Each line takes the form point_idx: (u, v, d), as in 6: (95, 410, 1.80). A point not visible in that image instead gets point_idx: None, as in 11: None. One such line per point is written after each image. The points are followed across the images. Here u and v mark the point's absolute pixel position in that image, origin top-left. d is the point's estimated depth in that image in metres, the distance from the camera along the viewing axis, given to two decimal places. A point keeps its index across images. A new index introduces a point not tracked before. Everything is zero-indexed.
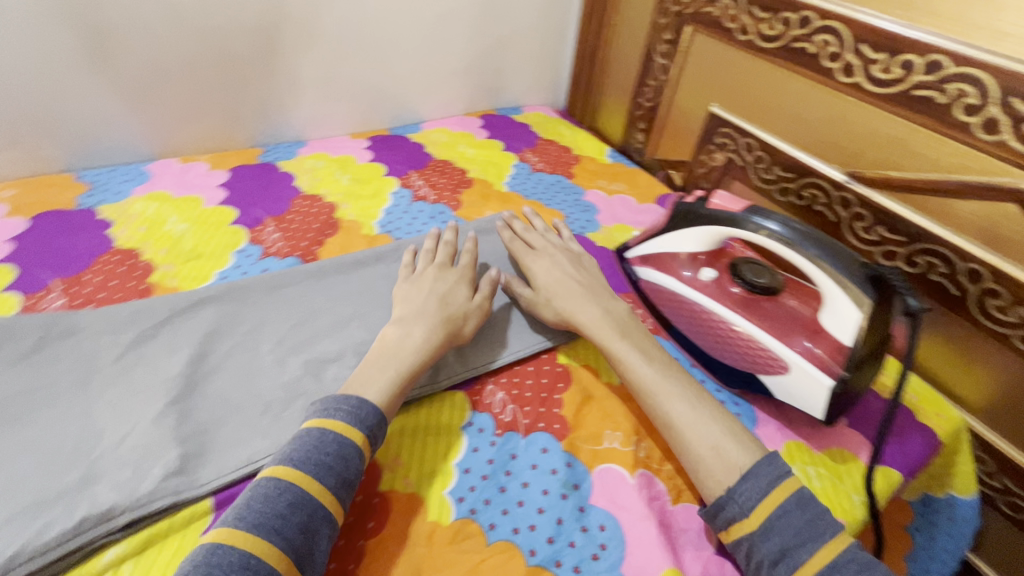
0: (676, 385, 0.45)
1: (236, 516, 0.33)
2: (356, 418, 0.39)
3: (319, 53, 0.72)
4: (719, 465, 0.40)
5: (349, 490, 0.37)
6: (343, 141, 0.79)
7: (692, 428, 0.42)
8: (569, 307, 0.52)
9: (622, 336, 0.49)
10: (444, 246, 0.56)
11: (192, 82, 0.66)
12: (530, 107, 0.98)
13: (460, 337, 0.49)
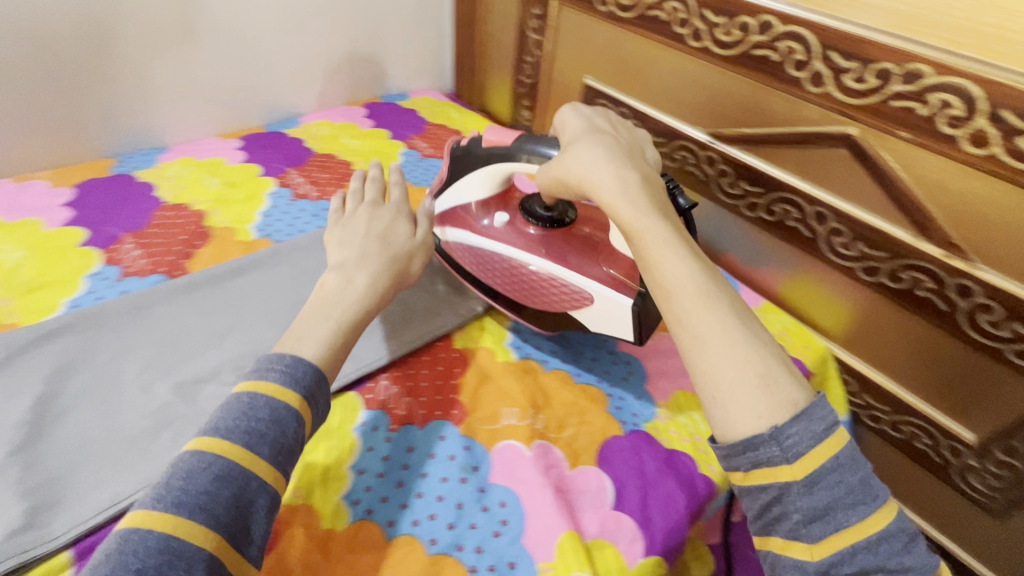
0: (714, 289, 0.42)
1: (152, 497, 0.35)
2: (290, 378, 0.42)
3: (170, 53, 0.81)
4: (764, 392, 0.38)
5: (287, 455, 0.39)
6: (212, 143, 0.89)
7: (728, 346, 0.39)
8: (588, 176, 0.49)
9: (653, 223, 0.45)
10: (371, 183, 0.61)
11: (13, 88, 0.72)
12: (416, 92, 1.13)
13: (409, 273, 0.55)
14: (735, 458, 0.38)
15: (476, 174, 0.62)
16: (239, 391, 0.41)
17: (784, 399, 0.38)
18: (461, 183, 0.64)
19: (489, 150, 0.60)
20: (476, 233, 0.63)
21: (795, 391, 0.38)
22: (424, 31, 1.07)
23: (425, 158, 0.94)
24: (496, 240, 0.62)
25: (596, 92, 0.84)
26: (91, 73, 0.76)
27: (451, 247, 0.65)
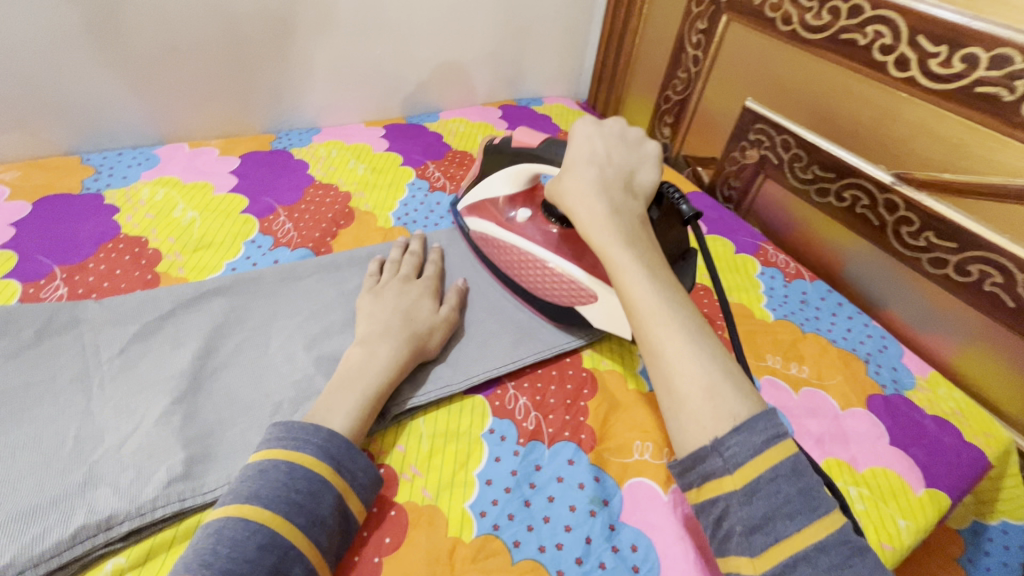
0: (673, 305, 0.41)
1: (199, 560, 0.34)
2: (325, 450, 0.41)
3: (335, 39, 0.83)
4: (708, 406, 0.36)
5: (322, 528, 0.38)
6: (358, 129, 0.92)
7: (680, 361, 0.38)
8: (571, 196, 0.48)
9: (621, 240, 0.44)
10: (409, 258, 0.62)
11: (201, 62, 0.76)
12: (551, 98, 1.10)
13: (427, 351, 0.53)
14: (688, 474, 0.37)
15: (503, 172, 0.63)
16: (274, 459, 0.40)
17: (727, 411, 0.36)
18: (490, 179, 0.65)
19: (517, 150, 0.61)
20: (497, 225, 0.64)
21: (737, 404, 0.36)
22: (571, 37, 1.04)
23: None
24: (508, 231, 0.62)
25: (755, 116, 0.78)
26: (269, 53, 0.79)
27: (478, 236, 0.66)
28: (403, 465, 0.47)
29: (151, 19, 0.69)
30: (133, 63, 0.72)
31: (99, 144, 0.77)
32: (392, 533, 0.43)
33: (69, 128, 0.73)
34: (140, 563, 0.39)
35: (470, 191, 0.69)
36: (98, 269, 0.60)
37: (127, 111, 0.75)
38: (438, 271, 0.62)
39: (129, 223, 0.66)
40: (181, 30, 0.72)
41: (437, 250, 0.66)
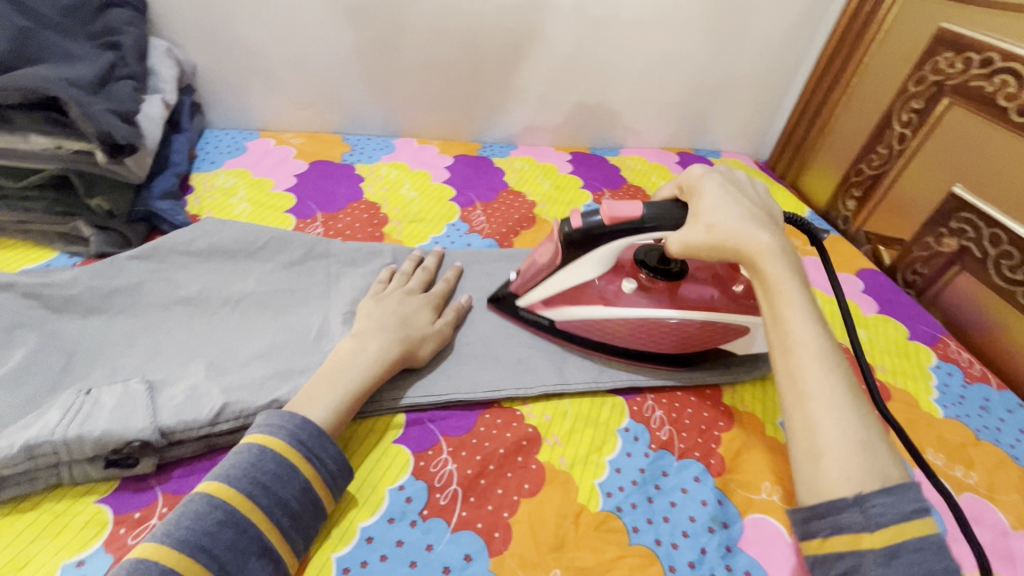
0: (835, 356, 0.41)
1: (162, 531, 0.37)
2: (294, 436, 0.43)
3: (547, 70, 0.91)
4: (859, 461, 0.37)
5: (282, 510, 0.40)
6: (548, 151, 1.00)
7: (835, 412, 0.38)
8: (735, 232, 0.47)
9: (789, 284, 0.44)
10: (420, 272, 0.64)
11: (441, 75, 0.90)
12: (728, 153, 1.10)
13: (416, 358, 0.54)
14: (816, 520, 0.37)
15: (588, 257, 0.56)
16: (250, 442, 0.42)
17: (876, 469, 0.37)
18: (577, 264, 0.57)
19: (615, 226, 0.52)
20: (597, 306, 0.60)
21: (887, 466, 0.37)
22: (765, 98, 1.05)
23: None
24: (623, 306, 0.59)
25: (961, 204, 0.74)
26: (492, 78, 0.91)
27: (570, 323, 0.60)
28: (546, 432, 0.54)
29: (415, 39, 0.85)
30: (388, 72, 0.89)
31: (352, 128, 0.95)
32: (530, 482, 0.49)
33: (338, 114, 0.93)
34: (349, 437, 0.51)
35: (535, 285, 0.61)
36: (345, 220, 0.77)
37: (376, 108, 0.93)
38: (448, 287, 0.64)
39: (370, 192, 0.83)
40: (434, 48, 0.86)
41: (455, 266, 0.67)
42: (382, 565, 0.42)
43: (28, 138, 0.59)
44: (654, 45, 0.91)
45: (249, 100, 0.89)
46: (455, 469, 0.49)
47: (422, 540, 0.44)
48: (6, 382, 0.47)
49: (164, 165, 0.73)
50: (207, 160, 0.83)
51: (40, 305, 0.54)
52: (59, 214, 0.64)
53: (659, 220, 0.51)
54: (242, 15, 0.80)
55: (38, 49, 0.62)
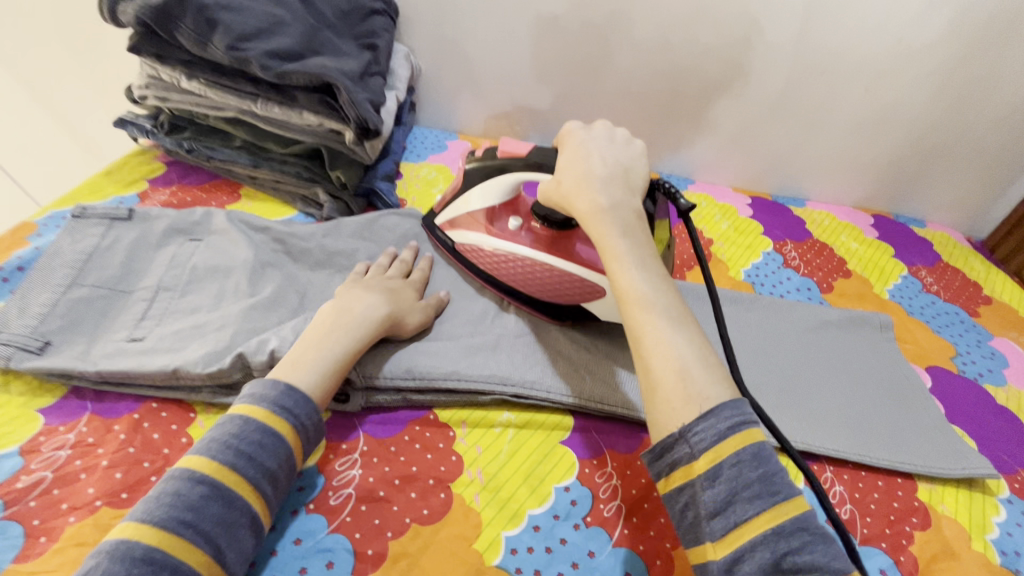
0: (659, 295, 0.43)
1: (143, 509, 0.36)
2: (276, 406, 0.43)
3: (745, 110, 0.89)
4: (679, 390, 0.38)
5: (268, 479, 0.40)
6: (727, 193, 0.97)
7: (655, 350, 0.40)
8: (572, 191, 0.50)
9: (615, 232, 0.47)
10: (398, 263, 0.62)
11: (635, 103, 0.92)
12: (933, 225, 0.99)
13: (404, 325, 0.54)
14: (656, 463, 0.38)
15: (489, 185, 0.62)
16: (233, 414, 0.42)
17: (692, 393, 0.38)
18: (482, 189, 0.63)
19: (506, 158, 0.60)
20: (485, 234, 0.63)
21: (704, 389, 0.38)
22: (995, 170, 0.92)
23: (927, 293, 0.80)
24: (500, 237, 0.62)
25: None
26: (686, 111, 0.91)
27: (464, 247, 0.64)
28: None
29: (621, 67, 0.88)
30: (586, 94, 0.92)
31: (537, 142, 1.01)
32: None
33: (528, 127, 0.99)
34: (522, 425, 0.52)
35: (449, 205, 0.67)
36: None
37: (565, 126, 0.97)
38: (426, 275, 0.62)
39: None
40: (635, 77, 0.88)
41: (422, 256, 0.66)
42: (546, 557, 0.43)
43: (302, 113, 0.69)
44: (873, 98, 0.85)
45: (457, 105, 0.99)
46: (620, 486, 0.49)
47: (584, 545, 0.45)
48: (263, 308, 0.54)
49: (386, 153, 0.83)
50: (414, 152, 0.93)
51: (283, 252, 0.62)
52: (305, 180, 0.76)
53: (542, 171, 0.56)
54: (470, 29, 0.88)
55: (322, 42, 0.71)
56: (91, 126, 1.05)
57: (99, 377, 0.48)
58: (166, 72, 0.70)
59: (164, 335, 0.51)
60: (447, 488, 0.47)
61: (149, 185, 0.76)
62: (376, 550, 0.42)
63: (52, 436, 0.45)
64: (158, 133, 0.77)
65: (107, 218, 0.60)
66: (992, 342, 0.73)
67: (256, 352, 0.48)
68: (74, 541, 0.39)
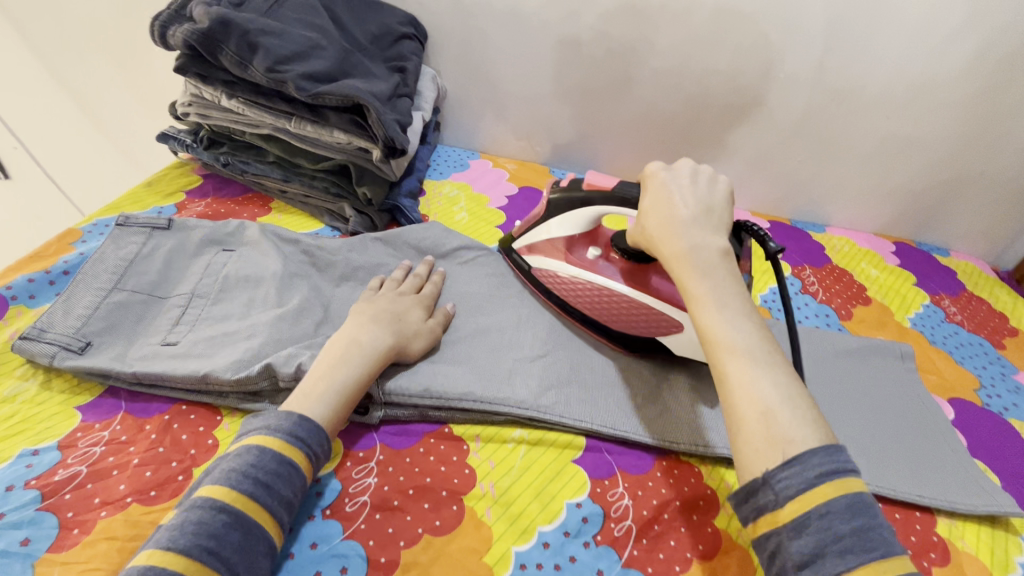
0: (744, 337, 0.42)
1: (167, 538, 0.36)
2: (293, 437, 0.43)
3: (764, 137, 0.90)
4: (763, 435, 0.37)
5: (283, 508, 0.41)
6: (744, 216, 0.97)
7: (738, 393, 0.39)
8: (656, 234, 0.49)
9: (698, 273, 0.45)
10: (411, 278, 0.64)
11: (654, 128, 0.93)
12: (956, 254, 0.97)
13: (409, 353, 0.55)
14: (743, 504, 0.38)
15: (569, 215, 0.63)
16: (248, 444, 0.43)
17: (778, 440, 0.37)
18: (559, 218, 0.65)
19: (593, 191, 0.60)
20: (563, 262, 0.65)
21: (793, 433, 0.37)
22: (1022, 200, 0.90)
23: (950, 322, 0.79)
24: (582, 269, 0.64)
25: None
26: (705, 136, 0.92)
27: (541, 274, 0.66)
28: (726, 498, 0.51)
29: (641, 92, 0.90)
30: (606, 117, 0.94)
31: (557, 162, 1.03)
32: (704, 544, 0.47)
33: (548, 148, 1.01)
34: (535, 443, 0.53)
35: (526, 231, 0.69)
36: None
37: (584, 148, 0.99)
38: (435, 291, 0.63)
39: None
40: (655, 102, 0.90)
41: (437, 269, 0.67)
42: (555, 574, 0.44)
43: (332, 132, 0.72)
44: (894, 126, 0.85)
45: (480, 125, 1.01)
46: (632, 506, 0.49)
47: (593, 564, 0.45)
48: (289, 318, 0.56)
49: (411, 171, 0.86)
50: (438, 170, 0.95)
51: (310, 263, 0.65)
52: (332, 195, 0.79)
53: (630, 201, 0.55)
54: (495, 54, 0.91)
55: (354, 64, 0.74)
56: (133, 140, 1.11)
57: (134, 378, 0.50)
58: (208, 91, 0.74)
59: (196, 339, 0.54)
60: (460, 500, 0.48)
61: (186, 197, 0.80)
62: (388, 557, 0.43)
63: (87, 434, 0.48)
64: (198, 148, 0.82)
65: (148, 227, 0.63)
66: (1017, 375, 0.72)
67: (284, 364, 0.50)
68: (104, 534, 0.41)
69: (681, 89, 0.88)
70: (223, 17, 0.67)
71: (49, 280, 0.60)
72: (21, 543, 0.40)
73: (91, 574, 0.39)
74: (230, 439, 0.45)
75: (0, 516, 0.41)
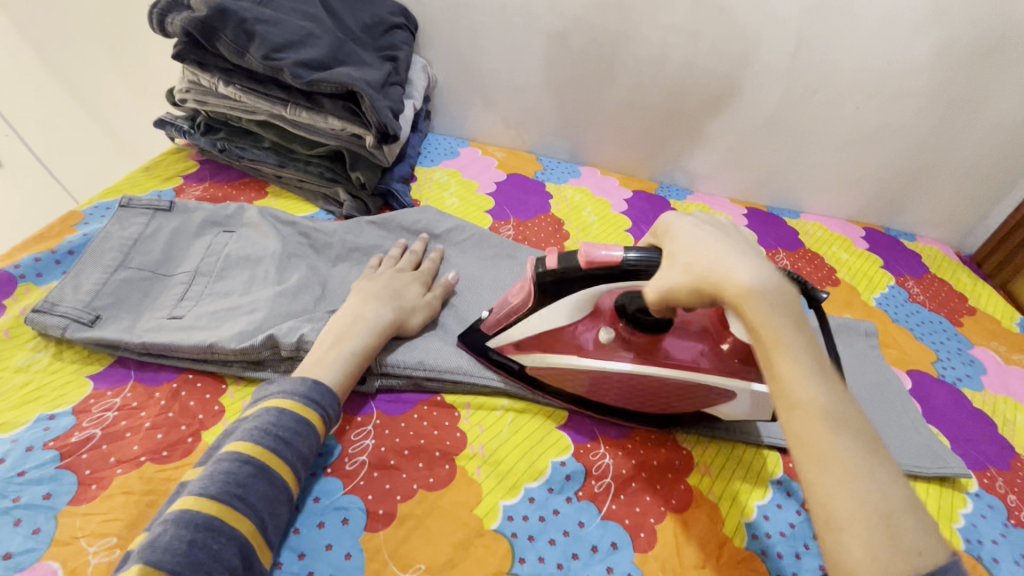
0: (842, 414, 0.35)
1: (199, 485, 0.40)
2: (308, 402, 0.47)
3: (742, 126, 0.94)
4: (892, 543, 0.30)
5: (301, 464, 0.45)
6: (724, 203, 1.01)
7: (850, 484, 0.32)
8: (721, 268, 0.39)
9: (785, 329, 0.37)
10: (409, 255, 0.67)
11: (638, 117, 0.97)
12: (923, 239, 1.03)
13: (404, 326, 0.58)
14: None
15: (569, 298, 0.51)
16: (267, 406, 0.46)
17: (905, 545, 0.30)
18: (548, 308, 0.52)
19: (594, 271, 0.47)
20: (572, 353, 0.53)
21: (917, 537, 0.31)
22: (983, 188, 0.96)
23: (913, 302, 0.84)
24: (594, 357, 0.53)
25: None
26: (686, 125, 0.96)
27: (540, 371, 0.55)
28: (698, 459, 0.56)
29: (625, 83, 0.93)
30: (592, 107, 0.98)
31: (544, 150, 1.06)
32: (677, 498, 0.52)
33: (536, 137, 1.04)
34: (521, 410, 0.57)
35: (507, 325, 0.55)
36: (532, 227, 0.86)
37: (570, 137, 1.03)
38: (433, 267, 0.67)
39: (556, 208, 0.91)
40: (639, 92, 0.94)
41: (437, 249, 0.70)
42: (540, 525, 0.48)
43: (327, 118, 0.75)
44: (864, 117, 0.90)
45: (470, 114, 1.04)
46: (612, 465, 0.53)
47: (575, 516, 0.49)
48: (290, 294, 0.59)
49: (403, 157, 0.89)
50: (429, 158, 0.98)
51: (307, 244, 0.67)
52: (326, 180, 0.81)
53: (643, 264, 0.45)
54: (485, 45, 0.94)
55: (347, 53, 0.77)
56: (126, 126, 1.12)
57: (143, 349, 0.53)
58: (206, 78, 0.76)
59: (200, 314, 0.57)
60: (452, 460, 0.51)
61: (183, 182, 0.82)
62: (386, 510, 0.47)
63: (99, 400, 0.50)
64: (194, 133, 0.84)
65: (151, 208, 0.66)
66: (973, 350, 0.77)
67: (287, 335, 0.53)
68: (120, 488, 0.44)
69: (663, 80, 0.91)
70: (220, 6, 0.69)
71: (55, 259, 0.63)
72: (43, 497, 0.43)
73: (111, 523, 0.42)
74: (249, 402, 0.48)
75: (22, 473, 0.44)
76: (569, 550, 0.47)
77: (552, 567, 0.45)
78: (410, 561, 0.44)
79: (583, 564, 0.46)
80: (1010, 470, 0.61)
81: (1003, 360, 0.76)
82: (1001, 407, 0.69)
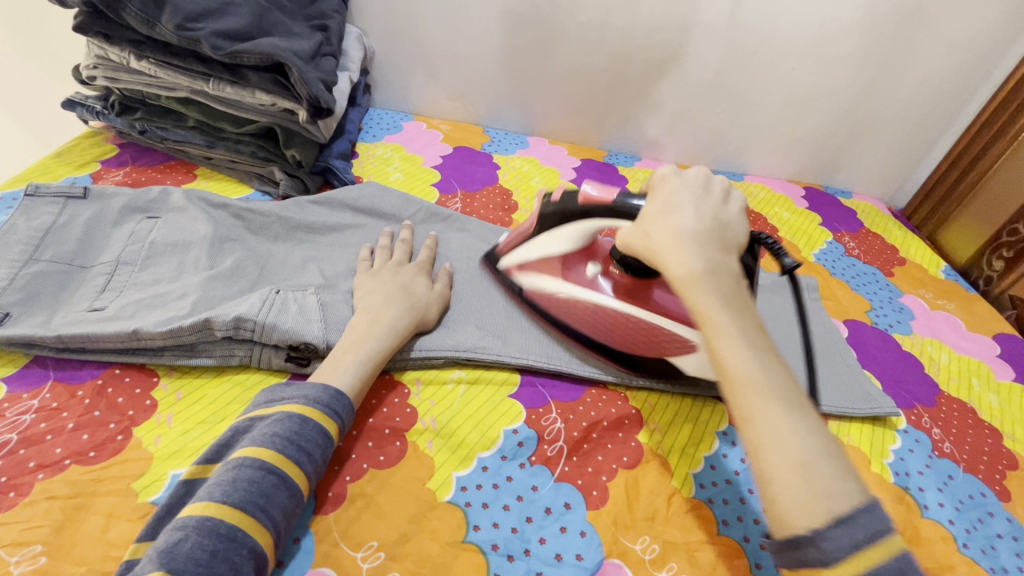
0: (772, 374, 0.36)
1: (221, 491, 0.38)
2: (331, 411, 0.45)
3: (683, 89, 0.94)
4: (802, 485, 0.32)
5: (316, 475, 0.43)
6: None
7: (776, 433, 0.34)
8: (665, 247, 0.44)
9: (718, 302, 0.39)
10: (400, 245, 0.64)
11: (582, 84, 0.96)
12: (859, 196, 1.07)
13: (350, 307, 0.57)
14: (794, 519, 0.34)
15: (567, 228, 0.60)
16: (288, 411, 0.44)
17: (821, 490, 0.32)
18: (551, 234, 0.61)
19: (588, 207, 0.56)
20: (562, 281, 0.62)
21: (833, 483, 0.32)
22: (913, 142, 1.00)
23: (849, 256, 0.88)
24: (582, 288, 0.61)
25: None
26: (631, 91, 0.95)
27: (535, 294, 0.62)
28: (649, 416, 0.57)
29: (567, 50, 0.92)
30: (535, 75, 0.96)
31: (491, 121, 1.04)
32: (629, 456, 0.53)
33: (481, 109, 1.02)
34: (474, 382, 0.56)
35: (517, 248, 0.64)
36: (481, 200, 0.84)
37: (517, 107, 1.01)
38: (429, 254, 0.65)
39: (504, 179, 0.89)
40: (581, 57, 0.92)
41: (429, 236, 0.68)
42: (494, 492, 0.48)
43: (254, 93, 0.71)
44: (800, 76, 0.91)
45: (411, 86, 1.00)
46: (564, 429, 0.54)
47: (529, 481, 0.49)
48: (222, 278, 0.56)
49: (341, 133, 0.85)
50: (371, 134, 0.95)
51: (242, 227, 0.64)
52: (260, 158, 0.77)
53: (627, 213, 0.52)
54: (422, 13, 0.91)
55: (273, 22, 0.71)
56: (35, 110, 1.03)
57: (59, 343, 0.50)
58: (114, 52, 0.70)
59: (125, 303, 0.53)
60: (403, 436, 0.51)
61: (101, 167, 0.77)
62: (335, 492, 0.46)
63: (14, 403, 0.47)
64: (109, 114, 0.78)
65: (62, 196, 0.60)
66: (903, 299, 0.81)
67: (219, 315, 0.50)
68: (44, 494, 0.41)
69: (605, 45, 0.90)
70: None
71: None
72: None
73: (33, 530, 0.39)
74: (261, 401, 0.46)
75: None
76: (524, 514, 0.47)
77: (507, 531, 0.46)
78: (362, 540, 0.43)
79: (539, 527, 0.46)
80: (934, 406, 0.66)
81: (931, 307, 0.81)
82: (927, 349, 0.73)
